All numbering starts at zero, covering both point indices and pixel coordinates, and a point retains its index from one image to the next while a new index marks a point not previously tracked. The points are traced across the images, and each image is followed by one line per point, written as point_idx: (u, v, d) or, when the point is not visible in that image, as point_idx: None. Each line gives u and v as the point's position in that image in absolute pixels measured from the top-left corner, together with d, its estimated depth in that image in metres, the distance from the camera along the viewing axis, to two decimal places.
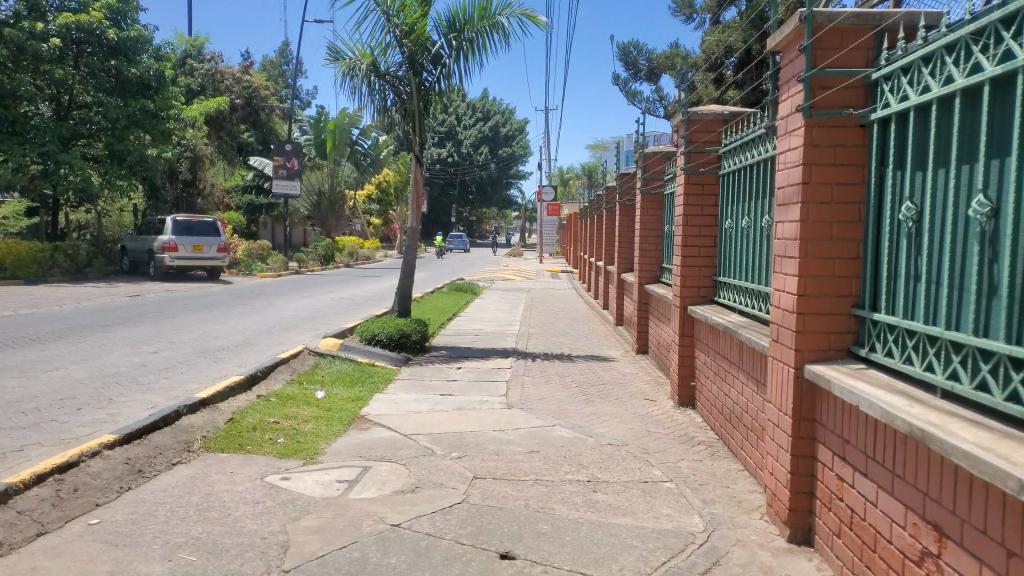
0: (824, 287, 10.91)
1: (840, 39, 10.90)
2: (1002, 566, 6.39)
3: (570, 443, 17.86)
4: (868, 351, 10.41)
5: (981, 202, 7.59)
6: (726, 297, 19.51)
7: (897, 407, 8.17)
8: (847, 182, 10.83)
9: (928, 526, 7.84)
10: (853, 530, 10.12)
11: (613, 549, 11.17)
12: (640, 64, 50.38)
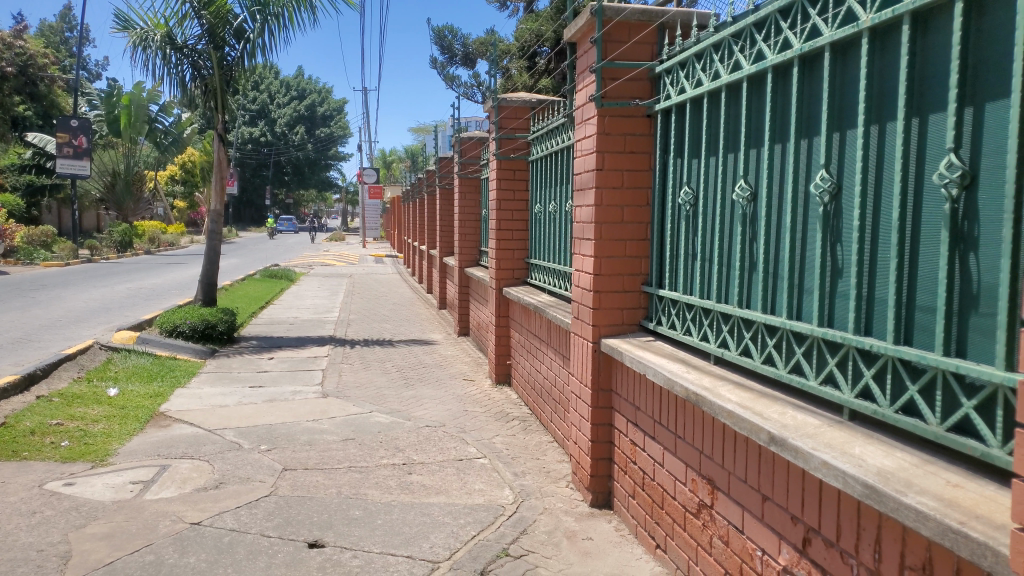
0: (617, 267, 11.67)
1: (627, 33, 11.65)
2: (758, 510, 7.21)
3: (387, 428, 17.81)
4: (656, 324, 11.27)
5: (742, 187, 8.42)
6: (537, 278, 20.24)
7: (677, 374, 8.95)
8: (636, 169, 11.61)
9: (703, 480, 8.68)
10: (645, 490, 10.97)
11: (424, 528, 11.34)
12: (455, 48, 50.72)
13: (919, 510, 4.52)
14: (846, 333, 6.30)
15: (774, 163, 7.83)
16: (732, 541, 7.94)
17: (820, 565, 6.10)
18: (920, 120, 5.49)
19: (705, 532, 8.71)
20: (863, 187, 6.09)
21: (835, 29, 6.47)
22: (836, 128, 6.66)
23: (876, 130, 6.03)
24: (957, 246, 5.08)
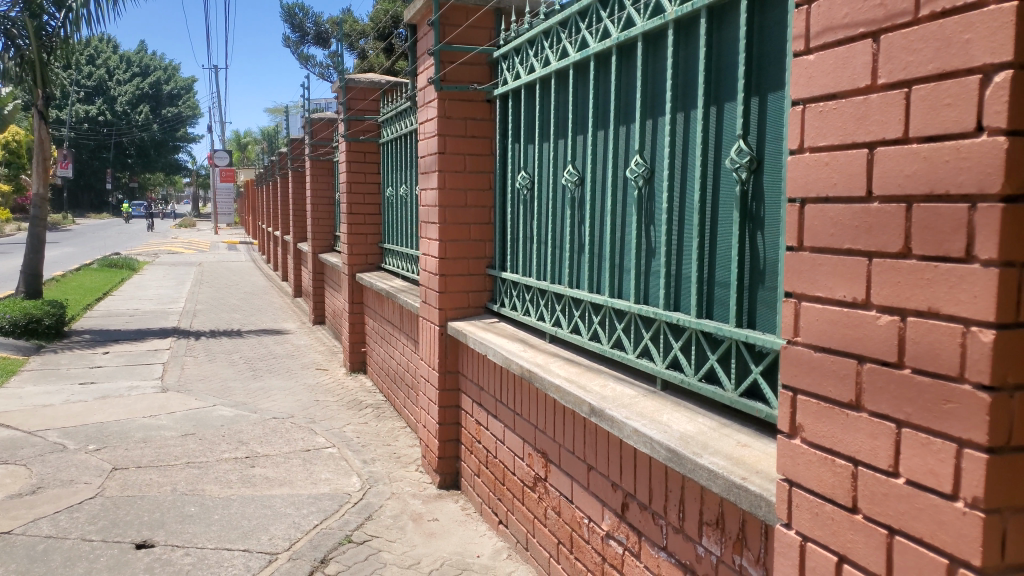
0: (461, 251, 11.75)
1: (463, 16, 11.72)
2: (585, 479, 7.55)
3: (231, 421, 17.08)
4: (499, 306, 11.49)
5: (571, 171, 8.71)
6: (390, 263, 20.03)
7: (514, 353, 9.19)
8: (478, 153, 11.71)
9: (538, 454, 8.98)
10: (488, 468, 11.20)
11: (263, 520, 11.03)
12: (307, 27, 48.94)
13: (710, 469, 4.90)
14: (659, 308, 6.71)
15: (598, 148, 8.15)
16: (563, 511, 8.29)
17: (635, 528, 6.49)
18: (717, 108, 5.91)
19: (540, 504, 9.02)
20: (671, 171, 6.48)
21: (646, 20, 6.80)
22: (650, 115, 7.02)
23: (682, 118, 6.43)
24: (747, 225, 5.52)
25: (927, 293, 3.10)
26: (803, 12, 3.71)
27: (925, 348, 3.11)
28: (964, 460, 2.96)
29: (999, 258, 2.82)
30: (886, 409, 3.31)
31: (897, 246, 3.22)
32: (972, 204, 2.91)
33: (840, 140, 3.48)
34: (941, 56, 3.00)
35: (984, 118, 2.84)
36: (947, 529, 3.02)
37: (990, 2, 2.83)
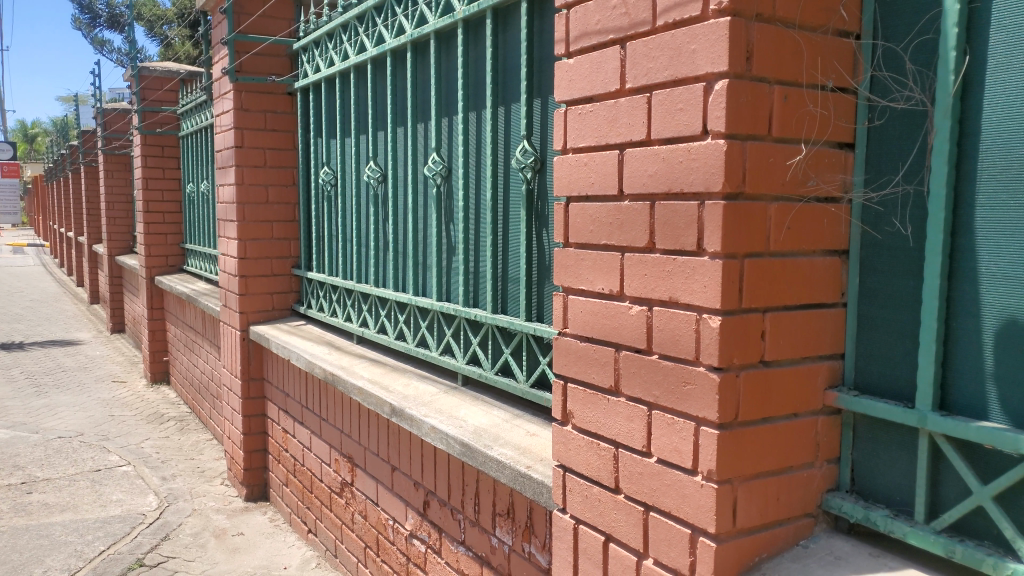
0: (263, 250, 11.22)
1: (258, 5, 11.22)
2: (389, 480, 7.46)
3: (6, 444, 15.27)
4: (306, 308, 11.10)
5: (373, 168, 8.54)
6: (193, 265, 18.77)
7: (318, 357, 8.90)
8: (279, 148, 11.23)
9: (344, 459, 8.76)
10: (296, 476, 10.79)
11: (38, 552, 9.96)
12: (99, 9, 44.76)
13: (499, 461, 5.00)
14: (457, 305, 6.74)
15: (397, 145, 8.08)
16: (369, 515, 8.14)
17: (436, 525, 6.49)
18: (505, 109, 6.05)
19: (348, 509, 8.81)
20: (464, 169, 6.55)
21: (437, 17, 6.83)
22: (445, 114, 7.06)
23: (474, 116, 6.52)
24: (534, 222, 5.69)
25: (668, 284, 3.38)
26: (564, 18, 3.93)
27: (668, 335, 3.40)
28: (701, 437, 3.26)
29: (722, 251, 3.12)
30: (639, 392, 3.58)
31: (644, 241, 3.50)
32: (701, 202, 3.20)
33: (596, 142, 3.74)
34: (673, 65, 3.27)
35: (708, 122, 3.13)
36: (689, 501, 3.31)
37: (711, 16, 3.11)
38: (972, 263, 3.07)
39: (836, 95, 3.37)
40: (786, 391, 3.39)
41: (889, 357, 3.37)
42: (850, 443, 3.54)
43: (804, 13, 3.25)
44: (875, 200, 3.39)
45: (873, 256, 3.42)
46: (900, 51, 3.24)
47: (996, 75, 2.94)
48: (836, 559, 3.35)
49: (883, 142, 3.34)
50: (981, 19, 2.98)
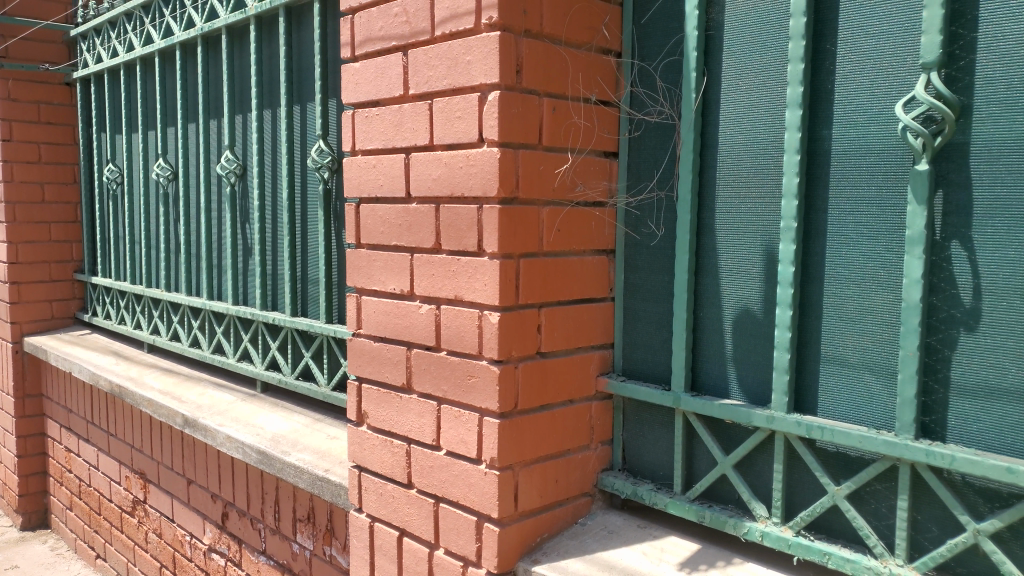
0: (37, 254, 10.19)
1: None
2: (185, 495, 7.07)
3: None
4: (90, 316, 10.22)
5: (162, 166, 8.04)
6: None
7: (103, 368, 8.24)
8: (56, 143, 10.25)
9: (135, 476, 8.18)
10: (81, 499, 9.92)
11: None
12: None
13: (296, 466, 4.93)
14: (256, 309, 6.53)
15: (189, 141, 7.68)
16: (164, 533, 7.67)
17: (236, 536, 6.27)
18: (300, 108, 5.96)
19: (140, 530, 8.24)
20: (259, 169, 6.36)
21: (228, 12, 6.58)
22: (239, 111, 6.82)
23: (269, 114, 6.36)
24: (332, 223, 5.65)
25: (452, 283, 3.53)
26: (349, 22, 3.99)
27: (453, 331, 3.55)
28: (484, 427, 3.44)
29: (500, 251, 3.31)
30: (428, 389, 3.70)
31: (430, 242, 3.62)
32: (479, 205, 3.37)
33: (383, 145, 3.82)
34: (451, 74, 3.43)
35: (483, 130, 3.31)
36: (475, 489, 3.49)
37: (483, 30, 3.29)
38: (713, 260, 3.50)
39: (600, 108, 3.69)
40: (561, 381, 3.66)
41: (650, 345, 3.75)
42: (620, 425, 3.88)
43: (570, 30, 3.53)
44: (635, 205, 3.77)
45: (636, 255, 3.78)
46: (652, 71, 3.65)
47: (728, 95, 3.40)
48: (609, 533, 3.67)
49: (642, 151, 3.72)
50: (716, 46, 3.43)
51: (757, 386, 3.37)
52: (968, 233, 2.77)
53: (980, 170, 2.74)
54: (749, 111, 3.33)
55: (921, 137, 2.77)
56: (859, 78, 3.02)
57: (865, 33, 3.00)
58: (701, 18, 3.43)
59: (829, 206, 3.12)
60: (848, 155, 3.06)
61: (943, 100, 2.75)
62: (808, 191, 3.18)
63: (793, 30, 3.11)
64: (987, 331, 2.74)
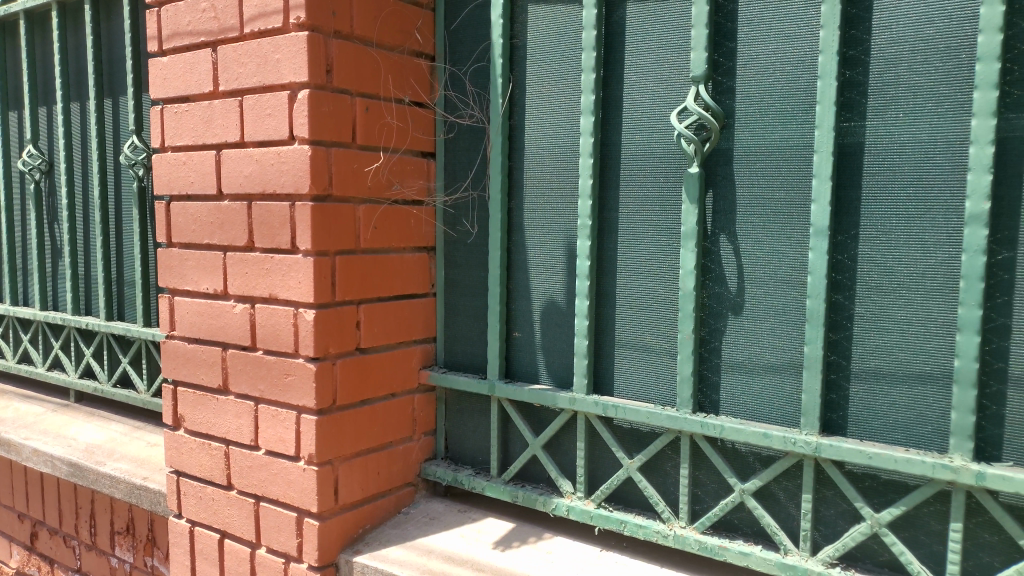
0: None
1: None
2: None
3: None
4: None
5: None
6: None
7: None
8: None
9: None
10: None
11: None
12: None
13: (111, 476, 4.71)
14: (67, 314, 6.14)
15: None
16: None
17: (48, 556, 5.87)
18: (112, 101, 5.66)
19: None
20: (67, 165, 5.97)
21: None
22: (42, 103, 6.36)
23: (77, 108, 5.98)
24: (148, 222, 5.42)
25: (267, 281, 3.53)
26: (155, 15, 3.87)
27: (269, 330, 3.55)
28: (302, 424, 3.47)
29: (313, 249, 3.35)
30: (245, 388, 3.68)
31: (243, 241, 3.60)
32: (292, 204, 3.40)
33: (193, 142, 3.75)
34: (260, 72, 3.43)
35: (294, 128, 3.34)
36: (294, 485, 3.52)
37: (291, 29, 3.32)
38: (523, 255, 3.72)
39: (413, 110, 3.81)
40: (381, 375, 3.74)
41: (468, 338, 3.93)
42: (442, 415, 4.03)
43: (381, 33, 3.62)
44: (452, 204, 3.92)
45: (453, 252, 3.94)
46: (463, 75, 3.82)
47: (532, 100, 3.62)
48: (430, 519, 3.81)
49: (456, 152, 3.88)
50: (519, 53, 3.64)
51: (562, 372, 3.62)
52: (733, 229, 3.14)
53: (741, 173, 3.11)
54: (550, 116, 3.57)
55: (692, 143, 3.10)
56: (643, 89, 3.32)
57: (647, 47, 3.30)
58: (506, 26, 3.63)
59: (620, 205, 3.41)
60: (634, 158, 3.36)
61: (711, 112, 3.09)
62: (603, 191, 3.46)
63: (585, 42, 3.37)
64: (750, 315, 3.12)
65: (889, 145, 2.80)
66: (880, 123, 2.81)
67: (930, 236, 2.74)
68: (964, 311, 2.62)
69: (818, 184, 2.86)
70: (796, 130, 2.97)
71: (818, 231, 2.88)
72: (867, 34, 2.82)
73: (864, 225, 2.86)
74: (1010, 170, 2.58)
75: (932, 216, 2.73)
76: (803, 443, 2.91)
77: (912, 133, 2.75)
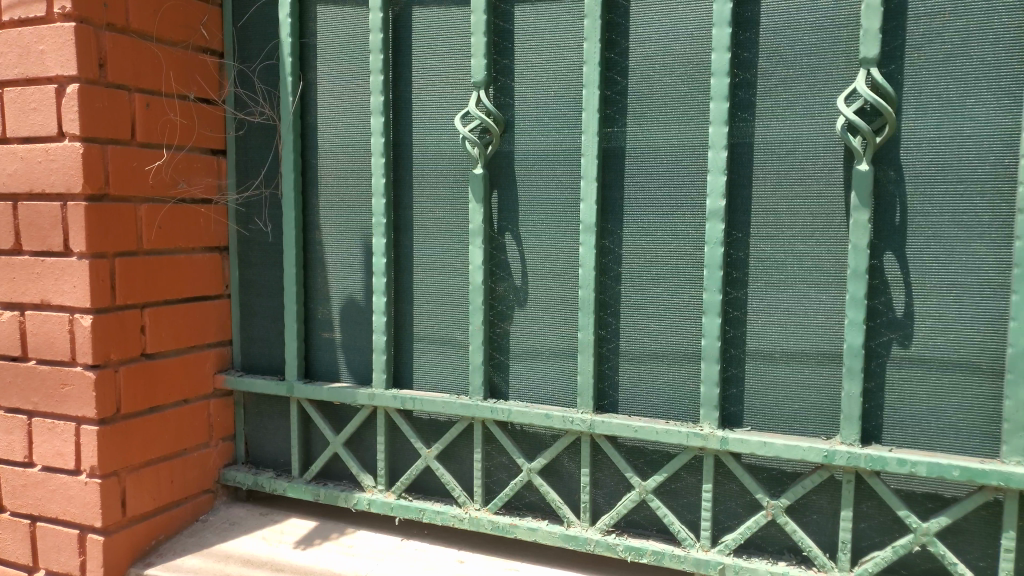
0: None
1: None
2: None
3: None
4: None
5: None
6: None
7: None
8: None
9: None
10: None
11: None
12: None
13: None
14: None
15: None
16: None
17: None
18: None
19: None
20: None
21: None
22: None
23: None
24: None
25: (38, 286, 3.31)
26: None
27: (41, 338, 3.34)
28: (81, 436, 3.29)
29: (88, 251, 3.19)
30: (16, 402, 3.43)
31: (9, 243, 3.36)
32: (63, 203, 3.22)
33: None
34: (23, 63, 3.22)
35: (63, 124, 3.16)
36: (75, 501, 3.34)
37: (57, 19, 3.14)
38: (319, 255, 3.73)
39: (199, 106, 3.72)
40: (172, 380, 3.62)
41: (265, 339, 3.89)
42: (242, 419, 3.97)
43: (161, 27, 3.50)
44: (244, 202, 3.86)
45: (247, 252, 3.88)
46: (252, 73, 3.78)
47: (323, 100, 3.65)
48: (229, 525, 3.74)
49: (247, 150, 3.84)
50: (310, 53, 3.66)
51: (360, 368, 3.68)
52: (515, 227, 3.34)
53: (521, 173, 3.32)
54: (342, 116, 3.62)
55: (475, 147, 3.26)
56: (430, 92, 3.45)
57: (433, 52, 3.43)
58: (295, 26, 3.63)
59: (412, 203, 3.51)
60: (423, 158, 3.47)
61: (492, 117, 3.27)
62: (395, 190, 3.54)
63: (372, 44, 3.45)
64: (532, 306, 3.34)
65: (646, 149, 3.11)
66: (638, 129, 3.12)
67: (681, 230, 3.07)
68: (707, 296, 2.97)
69: (586, 185, 3.13)
70: (568, 134, 3.22)
71: (587, 228, 3.14)
72: (625, 48, 3.12)
73: (627, 221, 3.15)
74: (741, 172, 2.96)
75: (683, 212, 3.06)
76: (580, 422, 3.16)
77: (663, 139, 3.08)
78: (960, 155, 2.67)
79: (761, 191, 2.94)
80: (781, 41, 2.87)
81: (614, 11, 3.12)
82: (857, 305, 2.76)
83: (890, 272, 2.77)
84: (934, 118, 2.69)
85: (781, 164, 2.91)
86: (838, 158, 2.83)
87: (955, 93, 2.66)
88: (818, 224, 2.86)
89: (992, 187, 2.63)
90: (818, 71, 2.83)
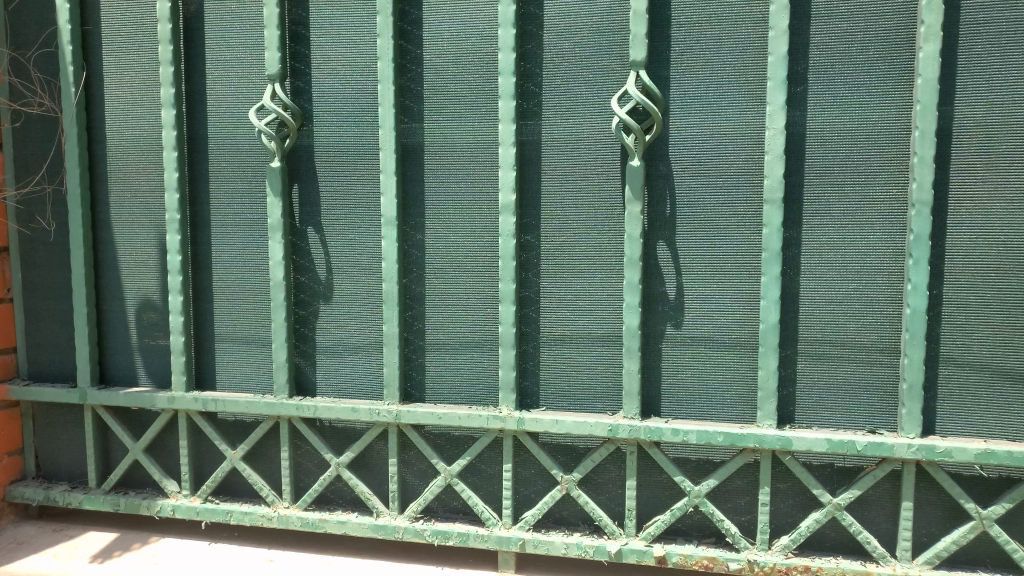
0: None
1: None
2: None
3: None
4: None
5: None
6: None
7: None
8: None
9: None
10: None
11: None
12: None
13: None
14: None
15: None
16: None
17: None
18: None
19: None
20: None
21: None
22: None
23: None
24: None
25: None
26: None
27: None
28: None
29: None
30: None
31: None
32: None
33: None
34: None
35: None
36: None
37: None
38: (111, 254, 3.55)
39: None
40: None
41: (55, 344, 3.65)
42: (30, 432, 3.70)
43: None
44: (25, 200, 3.60)
45: (31, 252, 3.63)
46: (28, 61, 3.53)
47: (111, 92, 3.47)
48: (17, 544, 3.49)
49: (26, 144, 3.58)
50: (93, 42, 3.47)
51: (161, 371, 3.54)
52: (317, 220, 3.33)
53: (320, 168, 3.31)
54: (131, 109, 3.46)
55: (272, 140, 3.22)
56: (225, 84, 3.37)
57: (227, 44, 3.35)
58: (75, 12, 3.42)
59: (210, 199, 3.41)
60: (220, 152, 3.39)
61: (289, 110, 3.24)
62: (191, 186, 3.43)
63: (160, 34, 3.31)
64: (336, 301, 3.34)
65: (442, 145, 3.20)
66: (434, 125, 3.19)
67: (477, 222, 3.18)
68: (502, 286, 3.10)
69: (385, 178, 3.17)
70: (366, 129, 3.25)
71: (387, 222, 3.18)
72: (418, 46, 3.19)
73: (426, 214, 3.23)
74: (531, 167, 3.12)
75: (478, 206, 3.18)
76: (385, 413, 3.23)
77: (458, 134, 3.18)
78: (717, 151, 2.95)
79: (549, 185, 3.11)
80: (562, 44, 3.05)
81: (407, 9, 3.18)
82: (633, 290, 2.99)
83: (663, 259, 3.02)
84: (695, 118, 2.96)
85: (566, 160, 3.09)
86: (615, 154, 3.04)
87: (712, 96, 2.94)
88: (600, 216, 3.07)
89: (746, 181, 2.93)
90: (595, 73, 3.03)
